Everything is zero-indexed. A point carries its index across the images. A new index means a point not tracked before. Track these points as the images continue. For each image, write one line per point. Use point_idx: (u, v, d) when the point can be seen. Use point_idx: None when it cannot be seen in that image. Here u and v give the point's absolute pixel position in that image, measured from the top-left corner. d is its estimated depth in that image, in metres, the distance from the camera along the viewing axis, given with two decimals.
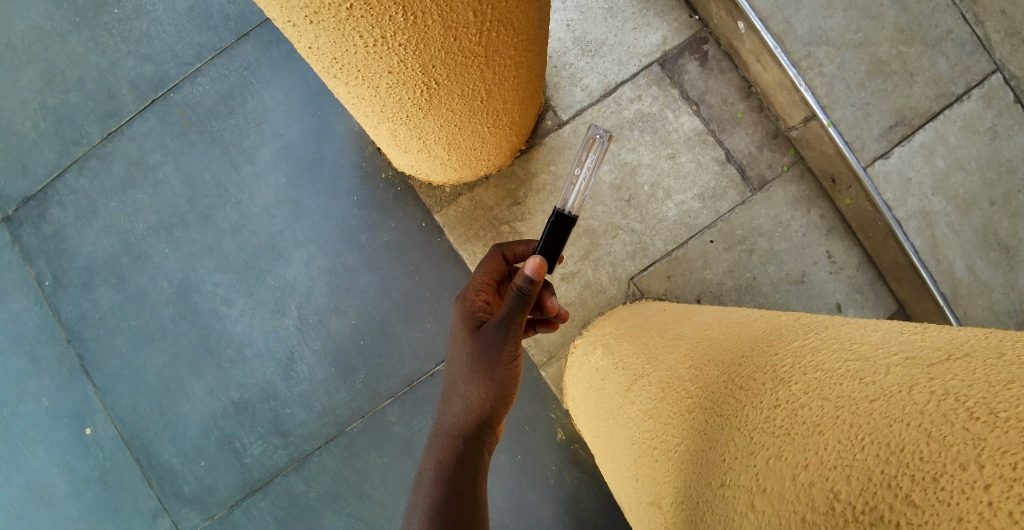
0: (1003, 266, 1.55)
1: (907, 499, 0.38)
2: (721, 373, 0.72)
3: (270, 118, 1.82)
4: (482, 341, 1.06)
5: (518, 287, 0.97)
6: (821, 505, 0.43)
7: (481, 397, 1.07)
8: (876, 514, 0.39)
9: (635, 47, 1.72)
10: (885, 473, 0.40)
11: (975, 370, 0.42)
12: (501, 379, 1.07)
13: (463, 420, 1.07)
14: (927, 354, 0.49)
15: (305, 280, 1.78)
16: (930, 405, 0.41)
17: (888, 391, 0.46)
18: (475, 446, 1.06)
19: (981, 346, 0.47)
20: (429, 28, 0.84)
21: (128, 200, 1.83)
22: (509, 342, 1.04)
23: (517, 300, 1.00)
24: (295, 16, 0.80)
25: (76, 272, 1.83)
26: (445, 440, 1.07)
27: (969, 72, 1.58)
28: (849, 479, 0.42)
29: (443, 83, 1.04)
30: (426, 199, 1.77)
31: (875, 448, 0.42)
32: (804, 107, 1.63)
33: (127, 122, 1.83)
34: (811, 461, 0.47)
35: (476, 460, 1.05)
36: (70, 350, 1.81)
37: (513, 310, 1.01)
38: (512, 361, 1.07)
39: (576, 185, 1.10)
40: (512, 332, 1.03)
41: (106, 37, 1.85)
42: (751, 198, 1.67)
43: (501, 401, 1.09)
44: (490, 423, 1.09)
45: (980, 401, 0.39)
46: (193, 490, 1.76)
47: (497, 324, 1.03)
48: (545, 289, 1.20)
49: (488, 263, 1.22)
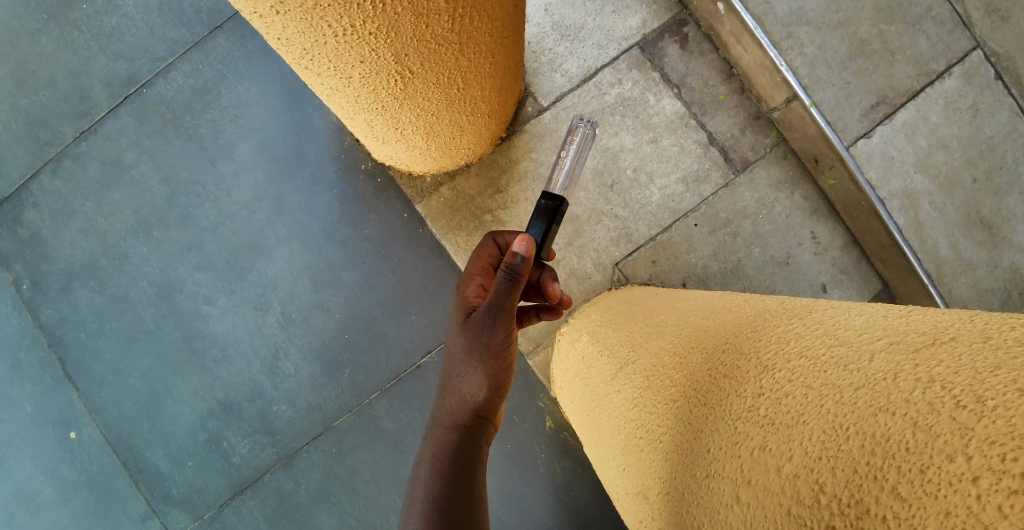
0: (986, 244, 1.55)
1: (894, 493, 0.37)
2: (705, 361, 0.71)
3: (247, 113, 1.79)
4: (474, 329, 1.04)
5: (507, 268, 0.95)
6: (806, 498, 0.42)
7: (474, 387, 1.05)
8: (862, 508, 0.38)
9: (615, 31, 1.70)
10: (871, 464, 0.39)
11: (961, 355, 0.41)
12: (492, 368, 1.04)
13: (459, 412, 1.05)
14: (911, 339, 0.48)
15: (288, 277, 1.76)
16: (915, 394, 0.40)
17: (873, 378, 0.45)
18: (472, 438, 1.03)
19: (966, 329, 0.46)
20: (400, 15, 0.82)
21: (105, 200, 1.79)
22: (500, 328, 1.02)
23: (506, 282, 0.97)
24: (261, 7, 0.77)
25: (54, 275, 1.79)
26: (440, 433, 1.04)
27: (950, 50, 1.57)
28: (834, 472, 0.41)
29: (417, 72, 1.02)
30: (407, 190, 1.75)
31: (860, 439, 0.41)
32: (785, 88, 1.62)
33: (102, 120, 1.80)
34: (795, 452, 0.46)
35: (473, 452, 1.01)
36: (52, 355, 1.78)
37: (503, 295, 0.99)
38: (506, 349, 1.04)
39: (563, 166, 1.14)
40: (501, 318, 1.01)
41: (77, 35, 1.81)
42: (734, 181, 1.66)
43: (495, 391, 1.06)
44: (487, 415, 1.06)
45: (967, 388, 0.37)
46: (182, 492, 1.74)
47: (484, 312, 1.01)
48: (544, 273, 1.17)
49: (485, 250, 1.17)
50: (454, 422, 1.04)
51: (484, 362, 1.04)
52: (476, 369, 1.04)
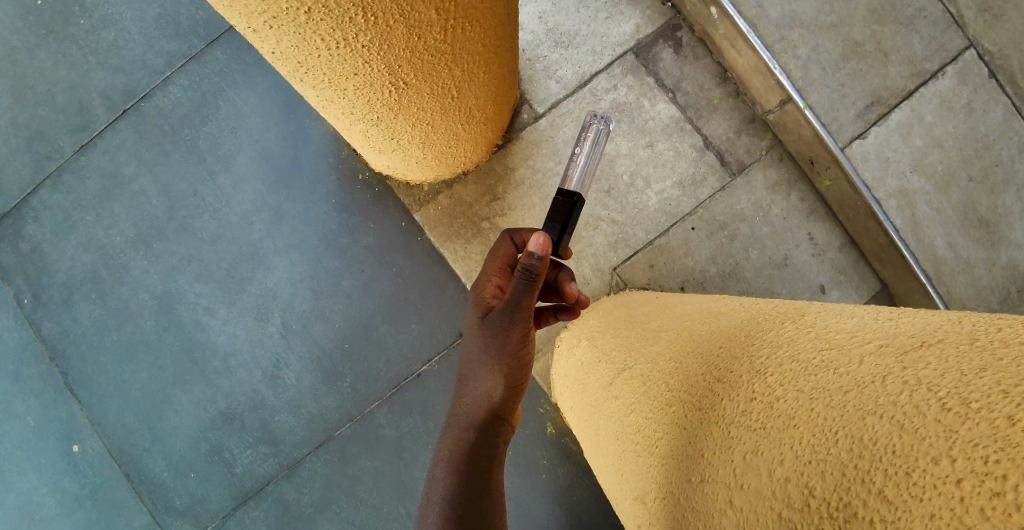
0: (983, 242, 1.55)
1: (880, 495, 0.37)
2: (700, 366, 0.71)
3: (244, 124, 1.80)
4: (491, 327, 1.02)
5: (526, 267, 0.94)
6: (796, 501, 0.43)
7: (490, 386, 1.02)
8: (850, 511, 0.38)
9: (609, 37, 1.71)
10: (859, 468, 0.39)
11: (948, 357, 0.42)
12: (508, 365, 1.02)
13: (474, 411, 1.02)
14: (900, 341, 0.48)
15: (288, 287, 1.77)
16: (903, 397, 0.41)
17: (862, 382, 0.45)
18: (488, 437, 1.00)
19: (954, 332, 0.46)
20: (391, 27, 0.83)
21: (104, 213, 1.80)
22: (517, 327, 1.01)
23: (522, 282, 0.97)
24: (254, 22, 0.78)
25: (56, 288, 1.80)
26: (455, 432, 1.01)
27: (943, 49, 1.58)
28: (823, 475, 0.42)
29: (410, 82, 1.03)
30: (405, 199, 1.75)
31: (848, 442, 0.41)
32: (779, 91, 1.62)
33: (100, 134, 1.81)
34: (786, 456, 0.46)
35: (490, 451, 0.98)
36: (54, 368, 1.79)
37: (520, 294, 0.98)
38: (524, 347, 1.02)
39: (577, 163, 1.14)
40: (519, 318, 1.00)
41: (75, 49, 1.82)
42: (731, 184, 1.67)
43: (511, 391, 1.04)
44: (503, 414, 1.04)
45: (951, 391, 0.38)
46: (185, 503, 1.74)
47: (503, 309, 1.00)
48: (562, 273, 1.15)
49: (501, 247, 1.16)
50: (468, 421, 1.01)
51: (501, 361, 1.01)
52: (492, 367, 1.02)
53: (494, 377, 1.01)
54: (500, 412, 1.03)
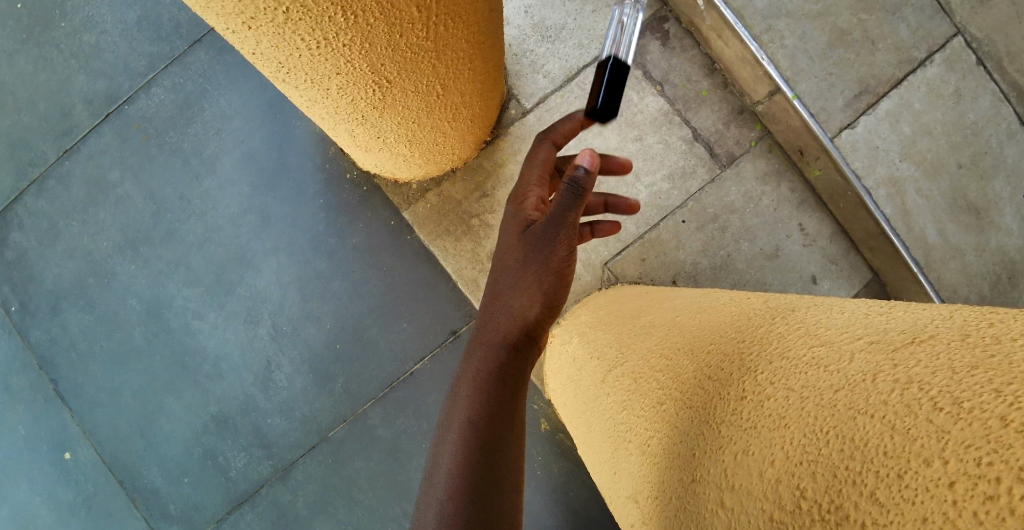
0: (973, 228, 1.56)
1: (873, 498, 0.36)
2: (692, 361, 0.70)
3: (230, 126, 1.78)
4: (530, 242, 0.94)
5: (573, 179, 0.88)
6: (787, 503, 0.42)
7: (526, 302, 0.95)
8: (842, 513, 0.38)
9: (595, 30, 1.70)
10: (850, 469, 0.39)
11: (940, 355, 0.41)
12: (550, 281, 0.95)
13: (507, 327, 0.95)
14: (890, 338, 0.48)
15: (277, 289, 1.75)
16: (894, 396, 0.40)
17: (852, 380, 0.44)
18: (518, 357, 0.95)
19: (945, 328, 0.45)
20: (372, 26, 0.82)
21: (90, 219, 1.78)
22: (560, 243, 0.93)
23: (568, 196, 0.89)
24: (233, 23, 0.76)
25: (43, 297, 1.78)
26: (485, 348, 0.95)
27: (930, 36, 1.58)
28: (815, 476, 0.41)
29: (394, 80, 1.02)
30: (393, 197, 1.74)
31: (839, 442, 0.41)
32: (767, 81, 1.62)
33: (84, 139, 1.78)
34: (777, 456, 0.45)
35: (518, 372, 0.93)
36: (43, 378, 1.77)
37: (564, 208, 0.90)
38: (567, 267, 0.96)
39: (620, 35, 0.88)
40: (561, 233, 0.93)
41: (55, 54, 1.79)
42: (720, 176, 1.66)
43: (547, 310, 0.98)
44: (535, 334, 0.98)
45: (944, 390, 0.37)
46: (180, 509, 1.73)
47: (545, 224, 0.92)
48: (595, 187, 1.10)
49: (538, 153, 1.03)
50: (498, 336, 0.95)
51: (541, 280, 0.94)
52: (531, 282, 0.95)
53: (530, 293, 0.95)
54: (533, 331, 0.97)
